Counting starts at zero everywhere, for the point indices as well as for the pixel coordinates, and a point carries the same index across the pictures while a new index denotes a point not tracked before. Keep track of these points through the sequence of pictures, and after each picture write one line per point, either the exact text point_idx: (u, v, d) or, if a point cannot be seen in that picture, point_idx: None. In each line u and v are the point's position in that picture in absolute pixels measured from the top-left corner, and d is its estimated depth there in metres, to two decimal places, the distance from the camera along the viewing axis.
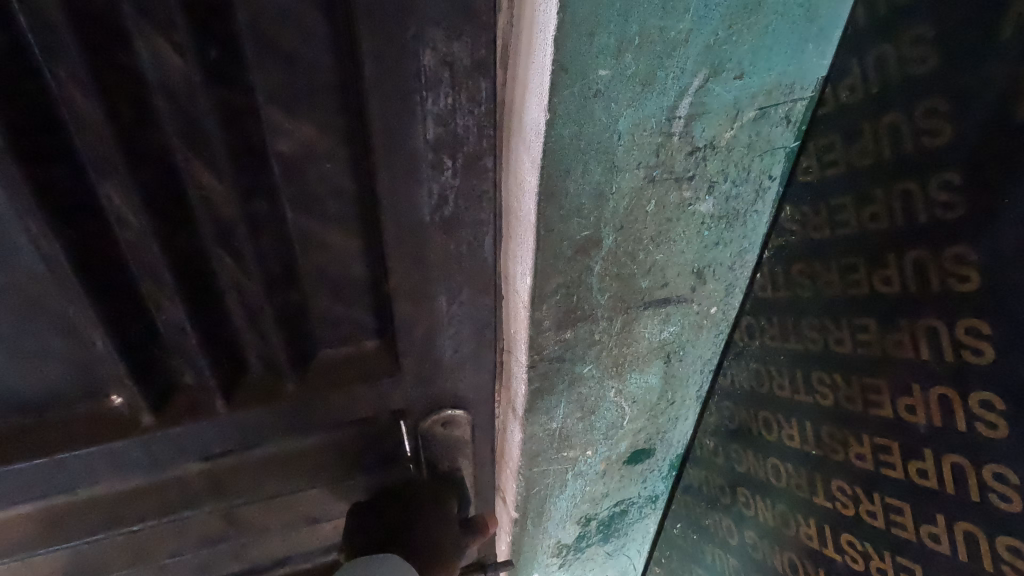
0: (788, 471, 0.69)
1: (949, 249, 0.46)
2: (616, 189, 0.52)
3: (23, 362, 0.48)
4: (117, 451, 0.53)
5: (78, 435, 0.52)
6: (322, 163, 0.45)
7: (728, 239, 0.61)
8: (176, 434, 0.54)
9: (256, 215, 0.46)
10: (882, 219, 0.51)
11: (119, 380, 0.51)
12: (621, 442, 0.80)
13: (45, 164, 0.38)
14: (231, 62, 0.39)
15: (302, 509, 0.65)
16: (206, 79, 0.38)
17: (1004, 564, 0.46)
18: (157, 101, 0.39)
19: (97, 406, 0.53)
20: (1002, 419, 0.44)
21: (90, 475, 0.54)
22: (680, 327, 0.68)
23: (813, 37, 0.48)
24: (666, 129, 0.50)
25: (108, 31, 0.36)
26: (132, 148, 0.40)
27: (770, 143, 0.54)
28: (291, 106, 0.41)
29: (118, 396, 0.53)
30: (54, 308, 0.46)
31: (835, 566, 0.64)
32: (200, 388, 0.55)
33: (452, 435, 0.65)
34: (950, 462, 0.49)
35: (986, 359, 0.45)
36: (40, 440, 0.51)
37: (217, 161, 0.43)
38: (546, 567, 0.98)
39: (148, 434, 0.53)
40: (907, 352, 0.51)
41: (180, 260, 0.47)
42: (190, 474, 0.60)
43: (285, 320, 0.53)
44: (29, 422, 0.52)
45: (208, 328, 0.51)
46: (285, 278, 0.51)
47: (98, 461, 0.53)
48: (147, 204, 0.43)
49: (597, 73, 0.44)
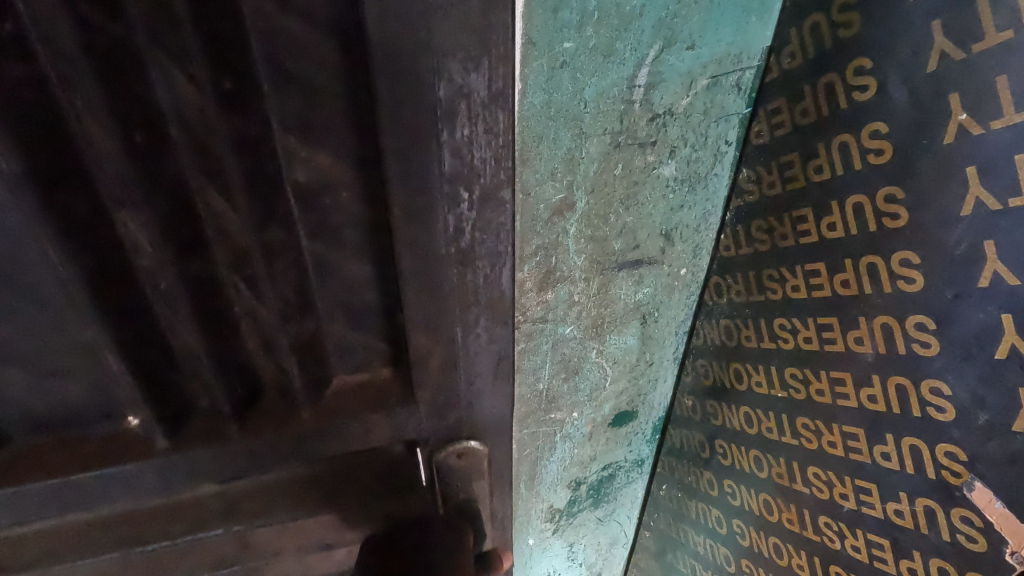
0: (759, 416, 0.74)
1: (882, 190, 0.52)
2: (586, 153, 0.58)
3: (38, 380, 0.46)
4: (131, 476, 0.49)
5: (93, 455, 0.49)
6: (337, 190, 0.44)
7: (692, 202, 0.68)
8: (191, 459, 0.50)
9: (271, 242, 0.45)
10: (825, 170, 0.57)
11: (134, 403, 0.49)
12: (605, 403, 0.85)
13: (64, 195, 0.36)
14: (248, 92, 0.38)
15: (313, 533, 0.60)
16: (221, 104, 0.37)
17: (943, 469, 0.52)
18: (171, 129, 0.38)
19: (115, 426, 0.51)
20: (934, 336, 0.50)
21: (104, 498, 0.49)
22: (653, 288, 0.75)
23: (755, 10, 0.55)
24: (629, 97, 0.56)
25: (124, 63, 0.34)
26: (151, 176, 0.38)
27: (724, 109, 0.62)
28: (306, 131, 0.41)
29: (136, 417, 0.51)
30: (72, 327, 0.44)
31: (803, 499, 0.69)
32: (217, 413, 0.52)
33: (470, 469, 0.59)
34: (895, 384, 0.55)
35: (917, 286, 0.51)
36: (57, 460, 0.48)
37: (231, 187, 0.41)
38: (541, 533, 1.01)
39: (164, 459, 0.49)
40: (852, 290, 0.57)
41: (197, 288, 0.45)
42: (202, 496, 0.55)
43: (299, 345, 0.51)
44: (47, 441, 0.49)
45: (225, 355, 0.49)
46: (299, 305, 0.49)
47: (115, 486, 0.49)
48: (163, 221, 0.40)
49: (562, 46, 0.50)
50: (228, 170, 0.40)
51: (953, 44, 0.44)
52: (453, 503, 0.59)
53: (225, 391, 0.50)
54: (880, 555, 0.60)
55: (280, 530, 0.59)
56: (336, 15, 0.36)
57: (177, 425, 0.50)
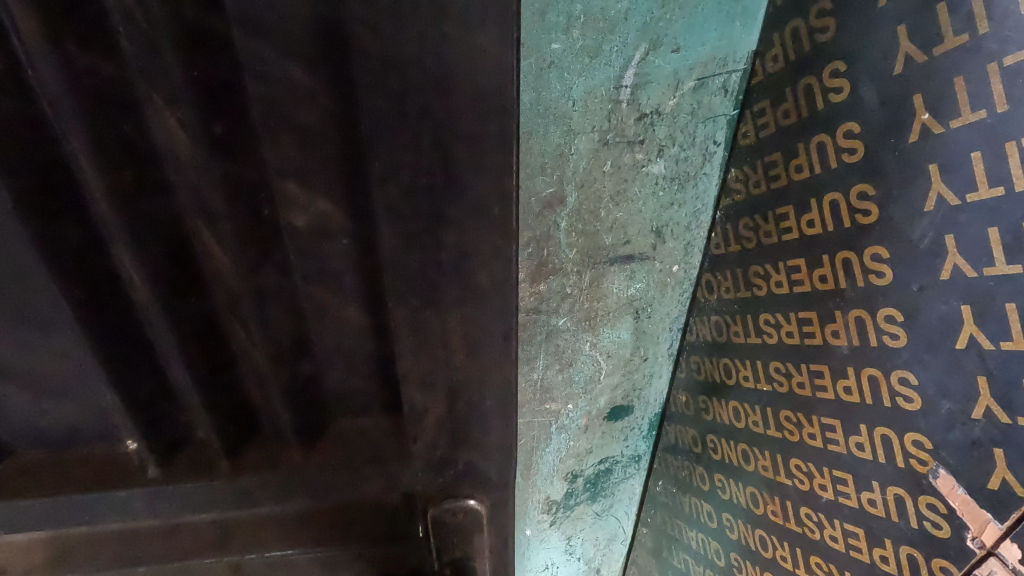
0: (745, 410, 0.76)
1: (855, 187, 0.54)
2: (575, 150, 0.61)
3: (46, 400, 0.51)
4: (118, 499, 0.53)
5: (89, 475, 0.53)
6: (336, 240, 0.46)
7: (682, 200, 0.71)
8: (179, 487, 0.54)
9: (267, 287, 0.47)
10: (805, 169, 0.59)
11: (129, 429, 0.53)
12: (600, 396, 0.88)
13: (59, 220, 0.41)
14: (240, 137, 0.39)
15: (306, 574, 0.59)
16: (214, 153, 0.39)
17: (911, 458, 0.54)
18: (166, 170, 0.41)
19: (113, 447, 0.55)
20: (902, 328, 0.52)
21: (92, 514, 0.54)
22: (645, 284, 0.77)
23: (739, 16, 0.58)
24: (616, 97, 0.59)
25: (117, 104, 0.37)
26: (142, 218, 0.42)
27: (711, 110, 0.64)
28: (302, 179, 0.41)
29: (131, 440, 0.55)
30: (76, 355, 0.48)
31: (786, 491, 0.71)
32: (210, 447, 0.56)
33: (469, 529, 0.56)
34: (867, 375, 0.57)
35: (886, 279, 0.53)
36: (60, 476, 0.53)
37: (223, 230, 0.43)
38: (538, 524, 1.04)
39: (153, 484, 0.53)
40: (829, 284, 0.59)
41: (189, 325, 0.48)
42: (199, 525, 0.56)
43: (293, 390, 0.53)
44: (54, 457, 0.55)
45: (218, 392, 0.52)
46: (294, 348, 0.51)
47: (101, 505, 0.53)
48: (150, 264, 0.44)
49: (550, 47, 0.53)
50: (221, 215, 0.42)
51: (916, 47, 0.47)
52: (448, 560, 0.56)
53: (216, 433, 0.53)
54: (855, 544, 0.62)
55: (270, 563, 0.58)
56: (335, 72, 0.36)
57: (172, 453, 0.55)
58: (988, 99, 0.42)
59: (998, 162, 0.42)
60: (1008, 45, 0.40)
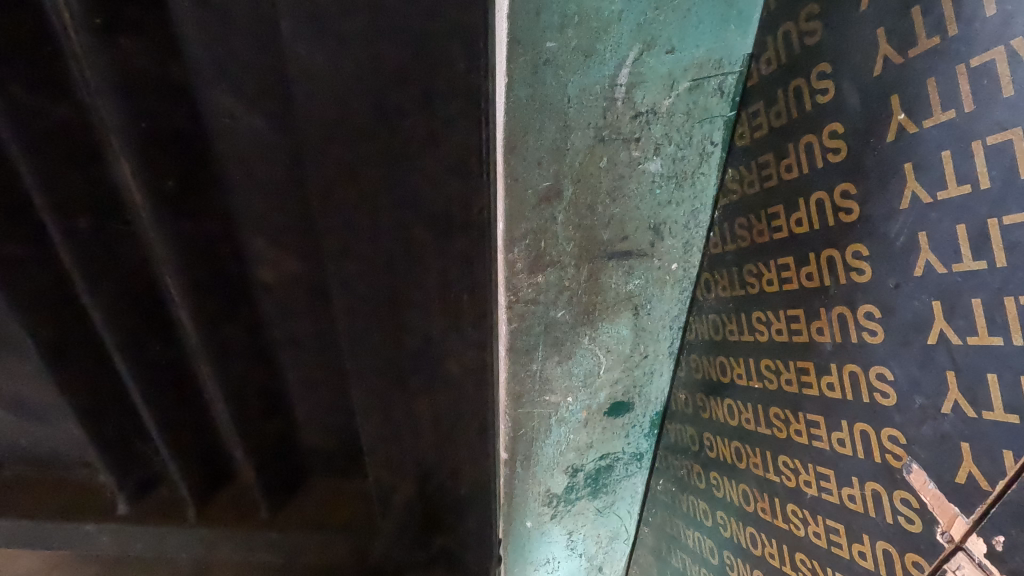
0: (739, 408, 0.77)
1: (839, 186, 0.55)
2: (571, 145, 0.63)
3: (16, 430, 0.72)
4: (76, 527, 0.74)
5: (23, 504, 0.75)
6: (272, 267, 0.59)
7: (680, 199, 0.73)
8: (138, 523, 0.74)
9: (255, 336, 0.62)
10: (795, 169, 0.61)
11: (113, 485, 0.73)
12: (600, 391, 0.90)
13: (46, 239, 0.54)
14: (193, 181, 0.51)
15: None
16: (180, 196, 0.52)
17: (887, 453, 0.55)
18: (130, 206, 0.53)
19: (85, 476, 0.76)
20: (880, 324, 0.53)
21: (43, 535, 0.76)
22: (644, 280, 0.79)
23: (733, 19, 0.60)
24: (611, 95, 0.61)
25: (76, 146, 0.50)
26: (107, 241, 0.55)
27: (707, 111, 0.66)
28: (246, 205, 0.54)
29: (117, 498, 0.74)
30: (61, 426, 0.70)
31: (774, 488, 0.72)
32: (177, 495, 0.75)
33: None
34: (848, 371, 0.58)
35: (866, 276, 0.54)
36: (29, 494, 0.76)
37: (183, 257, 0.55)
38: (539, 517, 1.05)
39: (114, 520, 0.74)
40: (815, 282, 0.60)
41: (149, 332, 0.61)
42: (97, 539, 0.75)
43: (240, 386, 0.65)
44: (34, 473, 0.76)
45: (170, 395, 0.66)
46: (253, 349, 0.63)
47: (64, 529, 0.75)
48: (113, 296, 0.58)
49: (545, 45, 0.56)
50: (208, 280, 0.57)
51: (893, 49, 0.48)
52: None
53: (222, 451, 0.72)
54: (836, 540, 0.63)
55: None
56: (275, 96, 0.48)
57: (140, 494, 0.74)
58: (956, 98, 0.43)
59: (965, 159, 0.43)
60: (974, 46, 0.42)
